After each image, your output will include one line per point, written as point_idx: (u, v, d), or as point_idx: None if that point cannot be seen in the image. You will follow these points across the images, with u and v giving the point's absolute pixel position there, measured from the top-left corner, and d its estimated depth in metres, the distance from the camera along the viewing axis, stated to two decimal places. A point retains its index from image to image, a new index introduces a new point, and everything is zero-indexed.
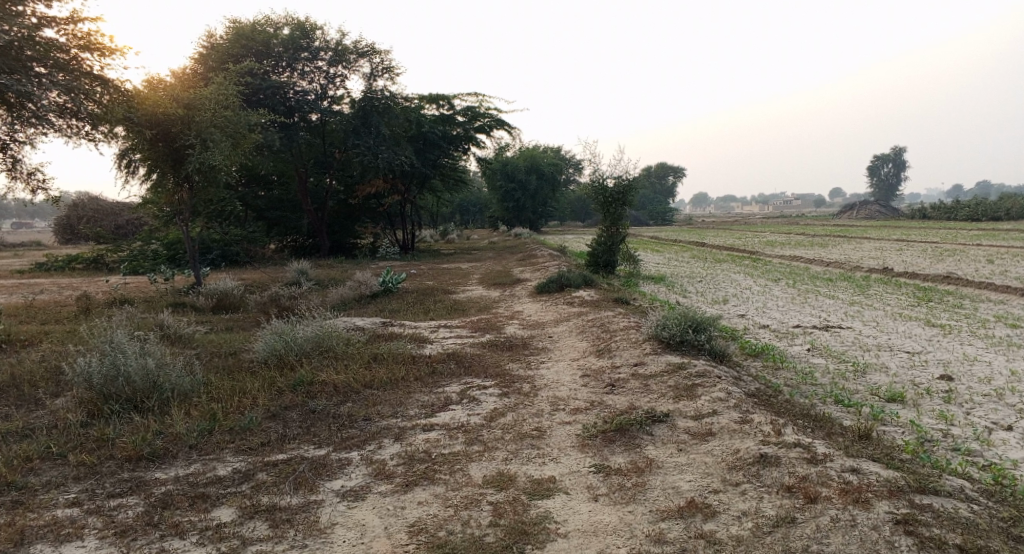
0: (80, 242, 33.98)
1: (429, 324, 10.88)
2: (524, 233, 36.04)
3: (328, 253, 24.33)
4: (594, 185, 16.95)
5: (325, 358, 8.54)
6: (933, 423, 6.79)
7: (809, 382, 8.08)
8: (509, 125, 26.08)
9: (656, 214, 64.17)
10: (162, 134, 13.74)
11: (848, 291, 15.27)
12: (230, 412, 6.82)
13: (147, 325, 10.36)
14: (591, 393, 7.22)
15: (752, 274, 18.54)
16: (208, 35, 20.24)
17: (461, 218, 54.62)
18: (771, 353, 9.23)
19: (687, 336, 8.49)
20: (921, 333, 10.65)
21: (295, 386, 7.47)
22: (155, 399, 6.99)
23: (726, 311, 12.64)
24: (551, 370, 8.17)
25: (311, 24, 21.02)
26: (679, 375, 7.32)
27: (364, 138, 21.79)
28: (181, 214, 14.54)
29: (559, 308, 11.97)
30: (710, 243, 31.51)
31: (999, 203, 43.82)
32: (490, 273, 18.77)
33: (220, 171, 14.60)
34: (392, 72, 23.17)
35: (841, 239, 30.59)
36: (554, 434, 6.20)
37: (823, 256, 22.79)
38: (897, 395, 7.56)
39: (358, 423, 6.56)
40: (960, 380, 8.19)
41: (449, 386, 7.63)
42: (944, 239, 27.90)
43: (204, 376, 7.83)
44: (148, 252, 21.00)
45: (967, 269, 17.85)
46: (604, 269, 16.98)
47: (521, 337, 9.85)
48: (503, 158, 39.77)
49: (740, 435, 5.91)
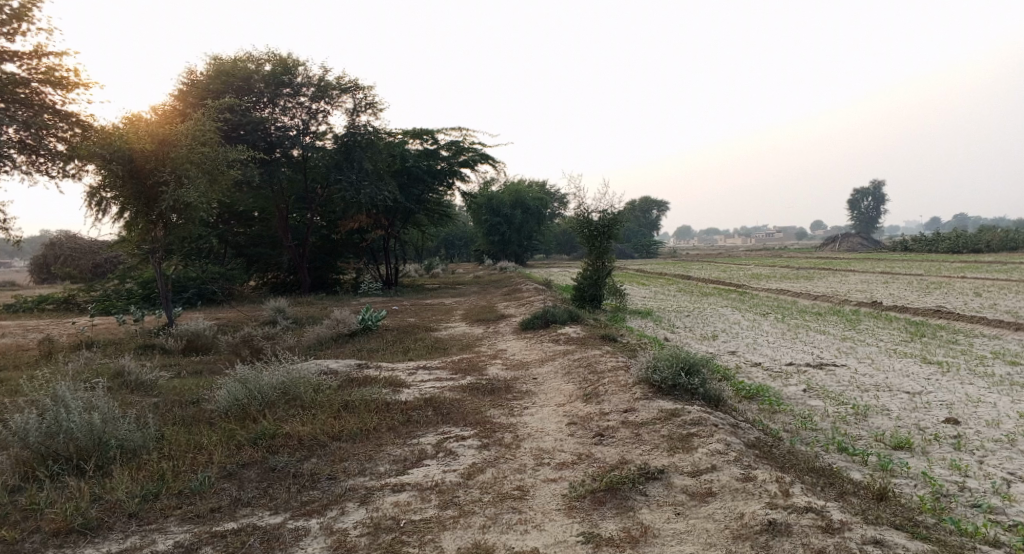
0: (55, 281, 33.11)
1: (406, 366, 10.29)
2: (509, 267, 35.53)
3: (308, 289, 23.67)
4: (578, 219, 16.55)
5: (290, 407, 7.92)
6: (947, 475, 6.29)
7: (809, 427, 7.58)
8: (492, 159, 25.72)
9: (641, 247, 64.15)
10: (135, 170, 13.14)
11: (839, 326, 14.84)
12: (180, 471, 6.22)
13: (107, 371, 9.69)
14: (578, 444, 6.65)
15: (740, 308, 18.13)
16: (188, 71, 19.83)
17: (445, 252, 54.17)
18: (766, 395, 8.72)
19: (680, 379, 7.94)
20: (919, 370, 10.19)
21: (256, 440, 6.85)
22: (99, 459, 6.38)
23: (717, 348, 12.15)
24: (535, 417, 7.58)
25: (293, 60, 20.61)
26: (673, 424, 6.76)
27: (346, 174, 21.33)
28: (152, 253, 13.89)
29: (544, 346, 11.42)
30: (696, 276, 31.24)
31: (979, 235, 43.91)
32: (472, 309, 18.21)
33: (196, 209, 14.04)
34: (375, 108, 22.82)
35: (826, 272, 30.40)
36: (537, 494, 5.62)
37: (810, 289, 22.45)
38: (904, 441, 7.06)
39: (321, 484, 5.95)
40: (968, 424, 7.70)
41: (424, 437, 7.04)
42: (928, 271, 27.71)
43: (158, 429, 7.22)
44: (122, 292, 20.32)
45: (957, 303, 17.52)
46: (590, 304, 16.46)
47: (503, 379, 9.26)
48: (488, 193, 39.45)
49: (743, 497, 5.37)
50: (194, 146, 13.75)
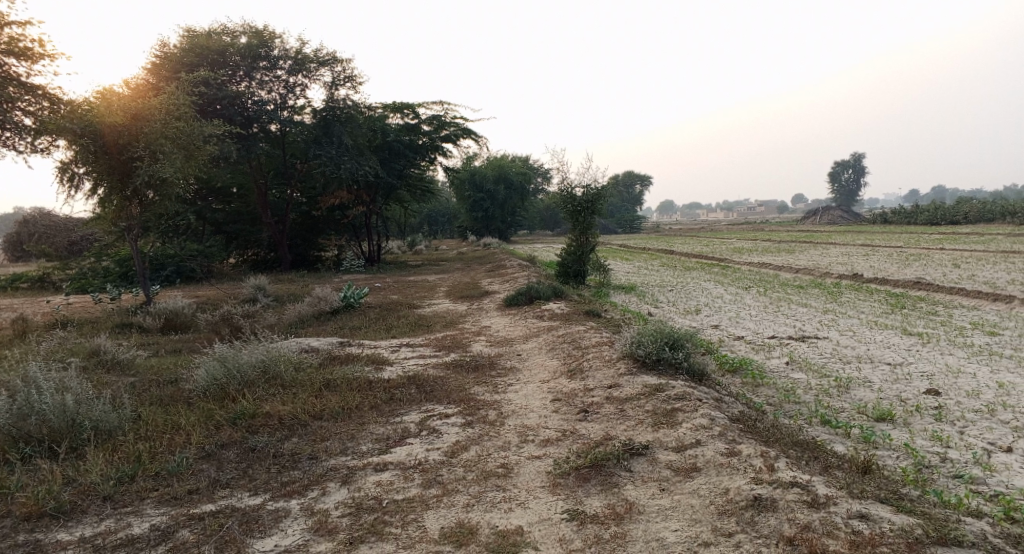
0: (30, 259, 32.53)
1: (389, 343, 10.18)
2: (492, 243, 35.38)
3: (289, 266, 23.41)
4: (562, 193, 16.42)
5: (270, 386, 7.80)
6: (929, 446, 6.31)
7: (792, 400, 7.58)
8: (474, 134, 25.42)
9: (624, 221, 64.16)
10: (107, 145, 12.79)
11: (820, 299, 14.89)
12: (157, 453, 6.11)
13: (82, 352, 9.51)
14: (563, 420, 6.60)
15: (723, 282, 18.15)
16: (160, 43, 19.32)
17: (428, 228, 53.81)
18: (749, 368, 8.72)
19: (664, 354, 7.91)
20: (900, 342, 10.24)
21: (235, 420, 6.74)
22: (73, 441, 6.25)
23: (700, 322, 12.14)
24: (519, 394, 7.52)
25: (269, 32, 20.15)
26: (657, 399, 6.72)
27: (326, 149, 21.02)
28: (128, 231, 13.59)
29: (528, 322, 11.35)
30: (679, 250, 31.29)
31: (957, 207, 44.23)
32: (456, 285, 18.09)
33: (173, 186, 13.74)
34: (354, 81, 22.44)
35: (807, 245, 30.56)
36: (521, 472, 5.56)
37: (792, 262, 22.53)
38: (886, 413, 7.08)
39: (302, 464, 5.86)
40: (948, 395, 7.74)
41: (407, 415, 6.96)
42: (908, 243, 27.88)
43: (135, 410, 7.08)
44: (98, 270, 19.97)
45: (936, 274, 17.64)
46: (574, 279, 16.39)
47: (487, 356, 9.19)
48: (471, 168, 39.12)
49: (728, 472, 5.35)
50: (168, 121, 13.41)
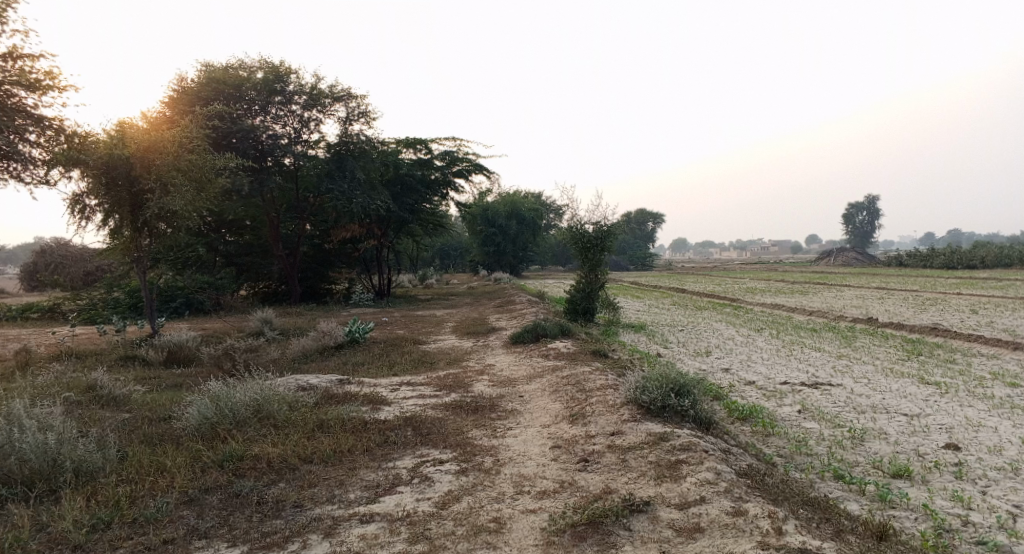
0: (43, 289, 32.78)
1: (390, 381, 9.91)
2: (503, 279, 35.21)
3: (299, 299, 23.32)
4: (572, 230, 16.23)
5: (262, 426, 7.55)
6: (949, 507, 5.97)
7: (804, 452, 7.24)
8: (487, 170, 25.39)
9: (637, 258, 63.96)
10: (118, 177, 12.74)
11: (834, 343, 14.53)
12: (138, 497, 5.90)
13: (79, 386, 9.34)
14: (562, 470, 6.31)
15: (735, 323, 17.82)
16: (178, 78, 19.52)
17: (440, 262, 53.81)
18: (760, 416, 8.38)
19: (670, 401, 7.59)
20: (917, 391, 9.86)
21: (223, 462, 6.49)
22: (52, 482, 6.07)
23: (710, 365, 11.83)
24: (519, 439, 7.23)
25: (285, 68, 20.30)
26: (661, 449, 6.42)
27: (338, 183, 20.95)
28: (137, 263, 13.48)
29: (533, 362, 11.07)
30: (691, 289, 30.94)
31: (974, 251, 43.70)
32: (464, 322, 17.85)
33: (183, 219, 13.68)
34: (368, 117, 22.54)
35: (820, 286, 30.19)
36: (513, 527, 5.35)
37: (805, 304, 22.17)
38: (903, 469, 6.72)
39: (285, 513, 5.71)
40: (969, 450, 7.37)
41: (400, 460, 6.69)
42: (924, 287, 27.42)
43: (121, 449, 6.88)
44: (108, 301, 19.97)
45: (953, 320, 17.24)
46: (583, 317, 16.13)
47: (489, 397, 8.90)
48: (483, 203, 39.14)
49: (732, 534, 5.13)
50: (180, 154, 13.40)
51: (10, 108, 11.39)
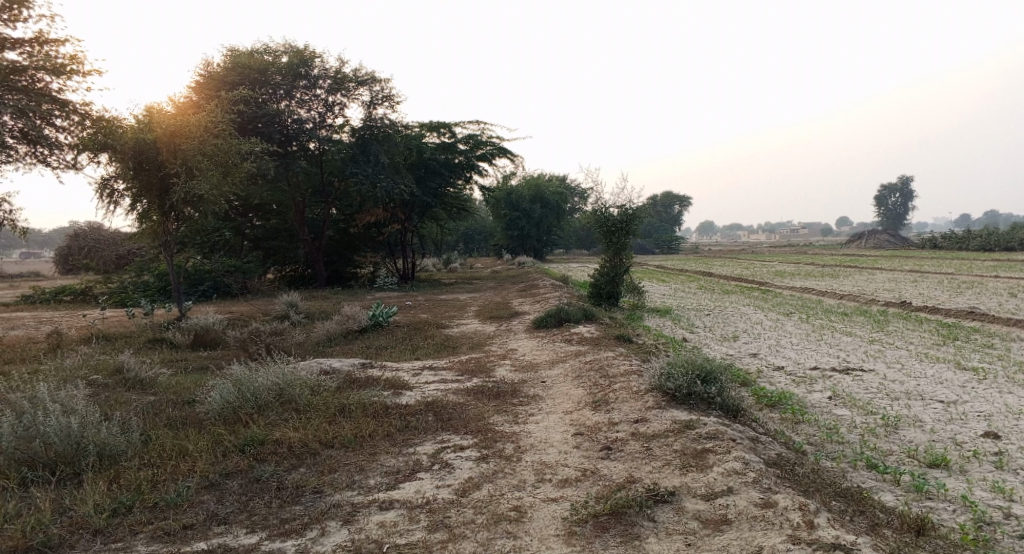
0: (77, 273, 33.33)
1: (412, 366, 9.83)
2: (528, 262, 35.09)
3: (324, 283, 23.36)
4: (597, 214, 16.02)
5: (284, 410, 7.51)
6: (989, 499, 5.74)
7: (835, 440, 7.02)
8: (511, 152, 25.16)
9: (663, 242, 63.46)
10: (145, 161, 12.74)
11: (865, 328, 14.18)
12: (159, 481, 5.89)
13: (105, 369, 9.38)
14: (584, 458, 6.17)
15: (762, 307, 17.50)
16: (205, 63, 19.52)
17: (464, 245, 53.81)
18: (789, 403, 8.16)
19: (695, 388, 7.40)
20: (954, 378, 9.54)
21: (244, 446, 6.45)
22: (75, 465, 6.08)
23: (737, 350, 11.59)
24: (540, 426, 7.10)
25: (309, 51, 20.22)
26: (687, 437, 6.25)
27: (362, 167, 20.87)
28: (165, 247, 13.52)
29: (556, 347, 10.92)
30: (718, 272, 30.54)
31: (1011, 233, 42.55)
32: (487, 306, 17.74)
33: (210, 203, 13.68)
34: (392, 100, 22.42)
35: (851, 270, 29.61)
36: (534, 517, 5.25)
37: (835, 288, 21.75)
38: (939, 459, 6.48)
39: (304, 499, 5.66)
40: (1009, 439, 7.10)
41: (421, 445, 6.60)
42: (959, 270, 26.74)
43: (144, 432, 6.87)
44: (138, 285, 20.16)
45: (990, 304, 16.75)
46: (608, 301, 15.93)
47: (511, 382, 8.79)
48: (508, 187, 38.92)
49: (762, 527, 4.98)
50: (206, 138, 13.38)
51: (36, 91, 11.42)
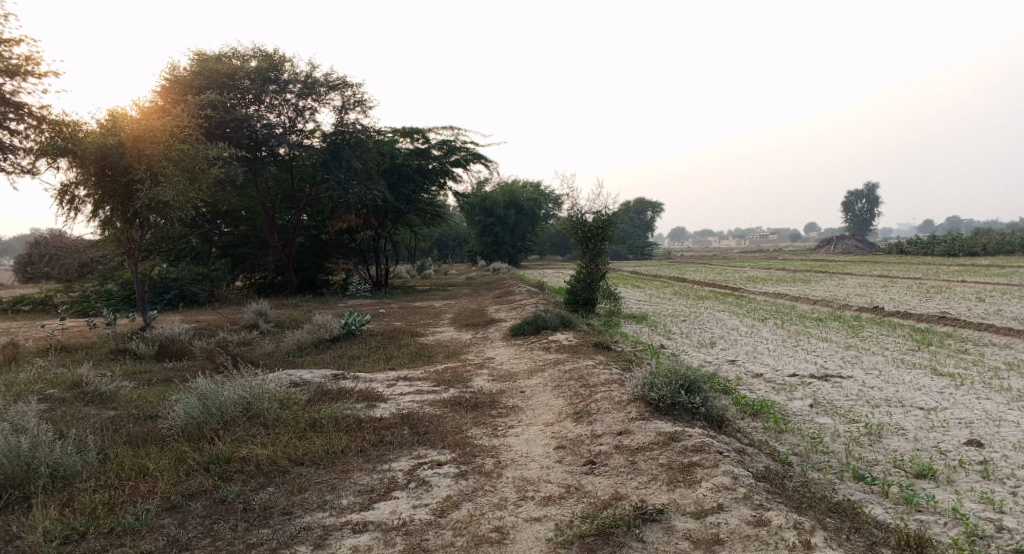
0: (38, 282, 32.32)
1: (386, 376, 9.51)
2: (502, 268, 34.87)
3: (295, 290, 22.88)
4: (572, 220, 15.83)
5: (251, 425, 7.15)
6: (980, 510, 5.63)
7: (820, 450, 6.87)
8: (485, 158, 24.91)
9: (636, 248, 63.72)
10: (108, 167, 12.25)
11: (841, 333, 14.16)
12: (116, 504, 5.53)
13: (63, 383, 8.93)
14: (567, 473, 5.94)
15: (737, 313, 17.44)
16: (171, 66, 19.01)
17: (438, 252, 53.48)
18: (771, 411, 8.00)
19: (679, 398, 7.21)
20: (932, 384, 9.48)
21: (208, 464, 6.10)
22: (23, 489, 5.69)
23: (715, 358, 11.45)
24: (521, 439, 6.85)
25: (279, 55, 19.82)
26: (672, 450, 6.05)
27: (334, 172, 20.48)
28: (129, 255, 13.02)
29: (534, 355, 10.67)
30: (691, 278, 30.59)
31: (975, 238, 43.32)
32: (462, 313, 17.44)
33: (176, 210, 13.22)
34: (365, 105, 22.07)
35: (822, 274, 29.78)
36: (517, 539, 5.04)
37: (807, 293, 21.78)
38: (926, 468, 6.35)
39: (273, 521, 5.37)
40: (993, 447, 7.00)
41: (396, 461, 6.32)
42: (927, 275, 27.05)
43: (101, 451, 6.49)
44: (101, 293, 19.54)
45: (960, 309, 16.85)
46: (584, 308, 15.74)
47: (489, 393, 8.52)
48: (481, 194, 38.67)
49: (756, 547, 4.84)
50: (172, 143, 12.95)
51: None
